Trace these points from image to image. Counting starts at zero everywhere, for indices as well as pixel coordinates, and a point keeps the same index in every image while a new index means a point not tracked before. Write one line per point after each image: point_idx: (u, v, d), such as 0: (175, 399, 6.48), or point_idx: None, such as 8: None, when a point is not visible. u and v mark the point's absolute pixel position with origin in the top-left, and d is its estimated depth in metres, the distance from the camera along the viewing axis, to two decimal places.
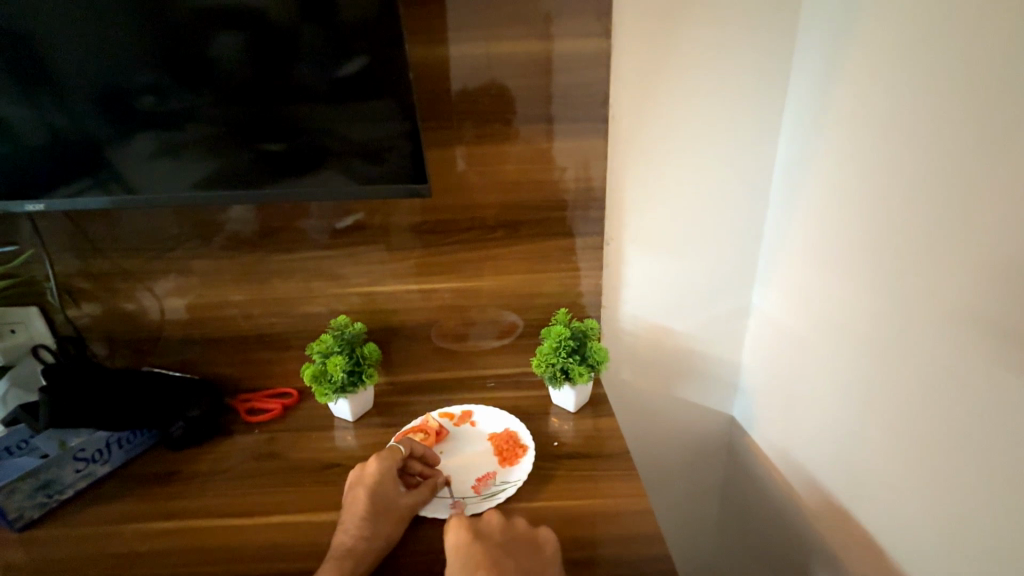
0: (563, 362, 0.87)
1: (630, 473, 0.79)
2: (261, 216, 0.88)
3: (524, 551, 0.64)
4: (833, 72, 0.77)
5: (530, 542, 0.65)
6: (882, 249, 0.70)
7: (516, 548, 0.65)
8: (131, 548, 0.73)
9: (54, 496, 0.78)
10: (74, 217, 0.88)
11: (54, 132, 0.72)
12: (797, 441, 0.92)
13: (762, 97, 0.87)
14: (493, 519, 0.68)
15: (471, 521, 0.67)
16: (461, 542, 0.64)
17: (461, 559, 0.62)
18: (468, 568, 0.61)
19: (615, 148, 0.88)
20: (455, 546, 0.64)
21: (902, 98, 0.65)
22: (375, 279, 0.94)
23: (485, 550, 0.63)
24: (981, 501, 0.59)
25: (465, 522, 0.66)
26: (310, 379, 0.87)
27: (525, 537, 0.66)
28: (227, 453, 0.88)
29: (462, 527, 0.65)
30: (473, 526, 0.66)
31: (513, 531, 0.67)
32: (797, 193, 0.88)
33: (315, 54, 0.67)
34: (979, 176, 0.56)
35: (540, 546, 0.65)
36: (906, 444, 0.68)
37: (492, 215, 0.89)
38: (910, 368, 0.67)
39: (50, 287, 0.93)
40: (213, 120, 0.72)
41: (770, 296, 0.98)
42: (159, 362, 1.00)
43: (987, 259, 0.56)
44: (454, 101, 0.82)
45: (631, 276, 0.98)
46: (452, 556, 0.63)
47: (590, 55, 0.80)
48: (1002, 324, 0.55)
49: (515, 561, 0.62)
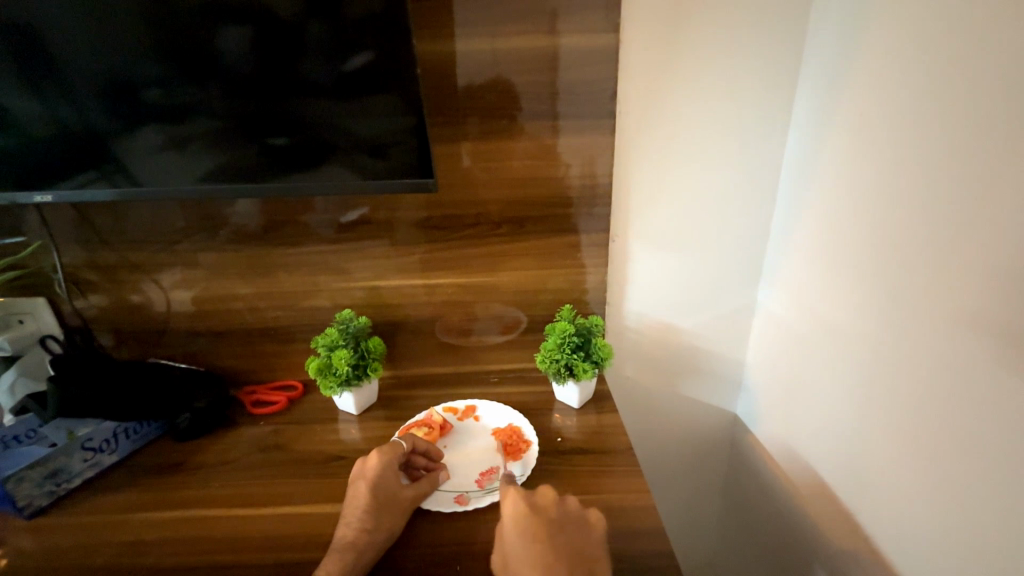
0: (567, 358, 0.87)
1: (633, 470, 0.79)
2: (265, 210, 0.89)
3: (575, 533, 0.65)
4: (842, 69, 0.76)
5: (580, 522, 0.66)
6: (888, 249, 0.69)
7: (567, 527, 0.65)
8: (139, 535, 0.74)
9: (62, 484, 0.79)
10: (81, 210, 0.89)
11: (61, 125, 0.73)
12: (800, 441, 0.91)
13: (771, 93, 0.86)
14: (548, 493, 0.68)
15: (528, 492, 0.68)
16: (519, 513, 0.64)
17: (519, 533, 0.63)
18: (523, 542, 0.62)
19: (621, 145, 0.88)
20: (513, 519, 0.64)
21: (910, 96, 0.64)
22: (380, 274, 0.94)
23: (539, 525, 0.64)
24: (984, 505, 0.58)
25: (523, 494, 0.66)
26: (314, 372, 0.87)
27: (576, 517, 0.66)
28: (232, 444, 0.89)
29: (519, 498, 0.66)
30: (530, 498, 0.66)
31: (566, 509, 0.67)
32: (804, 192, 0.87)
33: (319, 48, 0.67)
34: (987, 176, 0.55)
35: (591, 529, 0.65)
36: (909, 446, 0.68)
37: (497, 210, 0.89)
38: (914, 369, 0.66)
39: (58, 278, 0.94)
40: (217, 114, 0.72)
41: (775, 296, 0.97)
42: (165, 353, 1.01)
43: (993, 262, 0.55)
44: (461, 96, 0.82)
45: (636, 273, 0.98)
46: (509, 525, 0.64)
47: (598, 50, 0.79)
48: (1005, 327, 0.55)
49: (566, 542, 0.63)
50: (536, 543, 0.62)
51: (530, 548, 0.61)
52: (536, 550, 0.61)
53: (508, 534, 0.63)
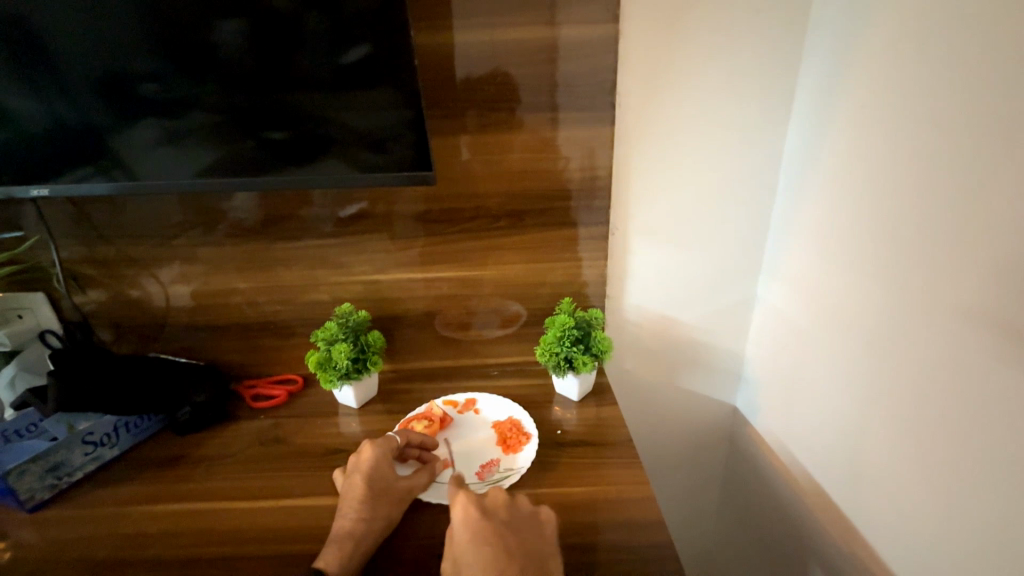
0: (566, 351, 0.87)
1: (632, 462, 0.79)
2: (263, 205, 0.88)
3: (526, 530, 0.65)
4: (844, 61, 0.75)
5: (533, 519, 0.66)
6: (887, 242, 0.69)
7: (519, 524, 0.66)
8: (138, 529, 0.74)
9: (63, 478, 0.80)
10: (78, 204, 0.89)
11: (57, 120, 0.72)
12: (799, 434, 0.92)
13: (773, 84, 0.86)
14: (498, 496, 0.68)
15: (478, 497, 0.68)
16: (469, 517, 0.64)
17: (469, 533, 0.63)
18: (474, 543, 0.62)
19: (622, 137, 0.87)
20: (463, 522, 0.64)
21: (913, 87, 0.63)
22: (379, 268, 0.94)
23: (491, 527, 0.64)
24: (984, 498, 0.58)
25: (472, 498, 0.66)
26: (314, 366, 0.87)
27: (528, 515, 0.67)
28: (233, 438, 0.89)
29: (468, 503, 0.65)
30: (480, 501, 0.67)
31: (515, 511, 0.67)
32: (804, 185, 0.86)
33: (316, 41, 0.67)
34: (989, 169, 0.55)
35: (542, 525, 0.66)
36: (907, 438, 0.68)
37: (496, 204, 0.89)
38: (914, 363, 0.66)
39: (55, 273, 0.94)
40: (214, 108, 0.72)
41: (775, 288, 0.97)
42: (164, 348, 1.01)
43: (993, 257, 0.55)
44: (459, 89, 0.81)
45: (635, 266, 0.98)
46: (461, 530, 0.64)
47: (597, 41, 0.78)
48: (1007, 321, 0.54)
49: (519, 539, 0.63)
50: (501, 546, 0.62)
51: (484, 548, 0.61)
52: (491, 551, 0.61)
53: (459, 538, 0.63)
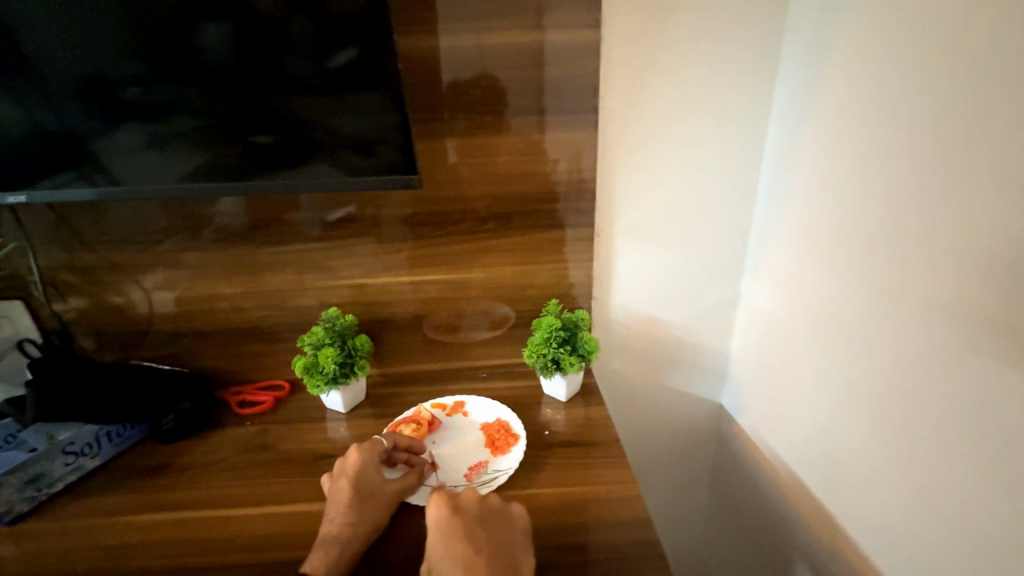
0: (554, 352, 0.88)
1: (620, 461, 0.80)
2: (249, 210, 0.88)
3: (501, 528, 0.66)
4: (823, 66, 0.77)
5: (508, 517, 0.67)
6: (869, 241, 0.71)
7: (496, 523, 0.66)
8: (122, 539, 0.73)
9: (43, 489, 0.78)
10: (57, 209, 0.87)
11: (35, 125, 0.71)
12: (784, 431, 0.93)
13: (754, 88, 0.88)
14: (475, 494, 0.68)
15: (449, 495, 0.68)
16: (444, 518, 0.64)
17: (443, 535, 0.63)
18: (449, 544, 0.62)
19: (607, 140, 0.88)
20: (438, 524, 0.64)
21: (893, 91, 0.65)
22: (367, 272, 0.94)
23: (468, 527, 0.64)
24: (971, 492, 0.60)
25: (445, 497, 0.66)
26: (300, 371, 0.86)
27: (504, 513, 0.67)
28: (218, 445, 0.88)
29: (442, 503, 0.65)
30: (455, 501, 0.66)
31: (487, 504, 0.68)
32: (785, 187, 0.88)
33: (303, 45, 0.66)
34: (968, 171, 0.57)
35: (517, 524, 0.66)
36: (893, 434, 0.69)
37: (483, 206, 0.89)
38: (897, 358, 0.68)
39: (34, 280, 0.92)
40: (199, 112, 0.71)
41: (757, 288, 0.99)
42: (148, 355, 1.00)
43: (975, 254, 0.57)
44: (446, 93, 0.81)
45: (621, 267, 0.99)
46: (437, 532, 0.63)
47: (582, 46, 0.79)
48: (990, 318, 0.56)
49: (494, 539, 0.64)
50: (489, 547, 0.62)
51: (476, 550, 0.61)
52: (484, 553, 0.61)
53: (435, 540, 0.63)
